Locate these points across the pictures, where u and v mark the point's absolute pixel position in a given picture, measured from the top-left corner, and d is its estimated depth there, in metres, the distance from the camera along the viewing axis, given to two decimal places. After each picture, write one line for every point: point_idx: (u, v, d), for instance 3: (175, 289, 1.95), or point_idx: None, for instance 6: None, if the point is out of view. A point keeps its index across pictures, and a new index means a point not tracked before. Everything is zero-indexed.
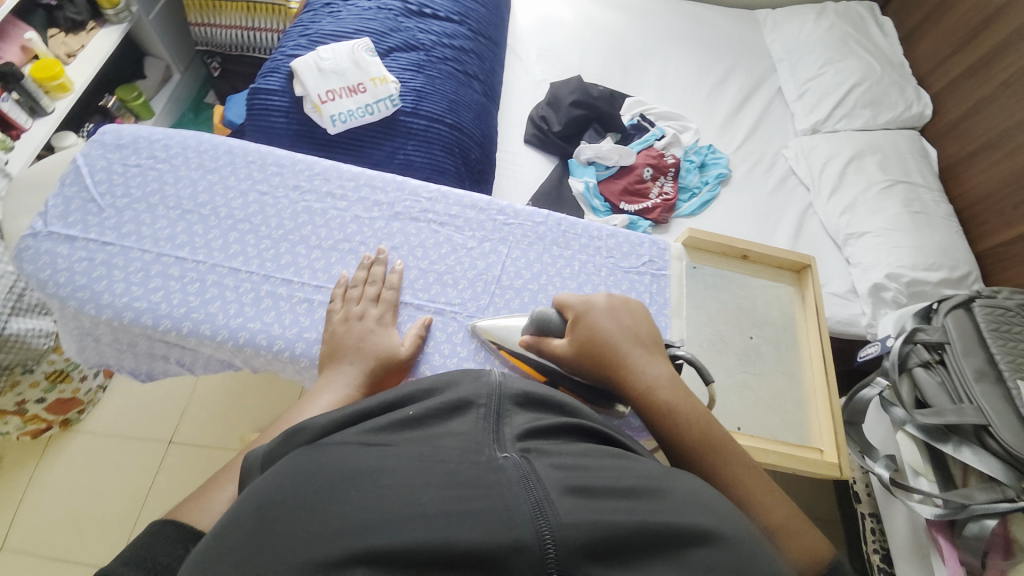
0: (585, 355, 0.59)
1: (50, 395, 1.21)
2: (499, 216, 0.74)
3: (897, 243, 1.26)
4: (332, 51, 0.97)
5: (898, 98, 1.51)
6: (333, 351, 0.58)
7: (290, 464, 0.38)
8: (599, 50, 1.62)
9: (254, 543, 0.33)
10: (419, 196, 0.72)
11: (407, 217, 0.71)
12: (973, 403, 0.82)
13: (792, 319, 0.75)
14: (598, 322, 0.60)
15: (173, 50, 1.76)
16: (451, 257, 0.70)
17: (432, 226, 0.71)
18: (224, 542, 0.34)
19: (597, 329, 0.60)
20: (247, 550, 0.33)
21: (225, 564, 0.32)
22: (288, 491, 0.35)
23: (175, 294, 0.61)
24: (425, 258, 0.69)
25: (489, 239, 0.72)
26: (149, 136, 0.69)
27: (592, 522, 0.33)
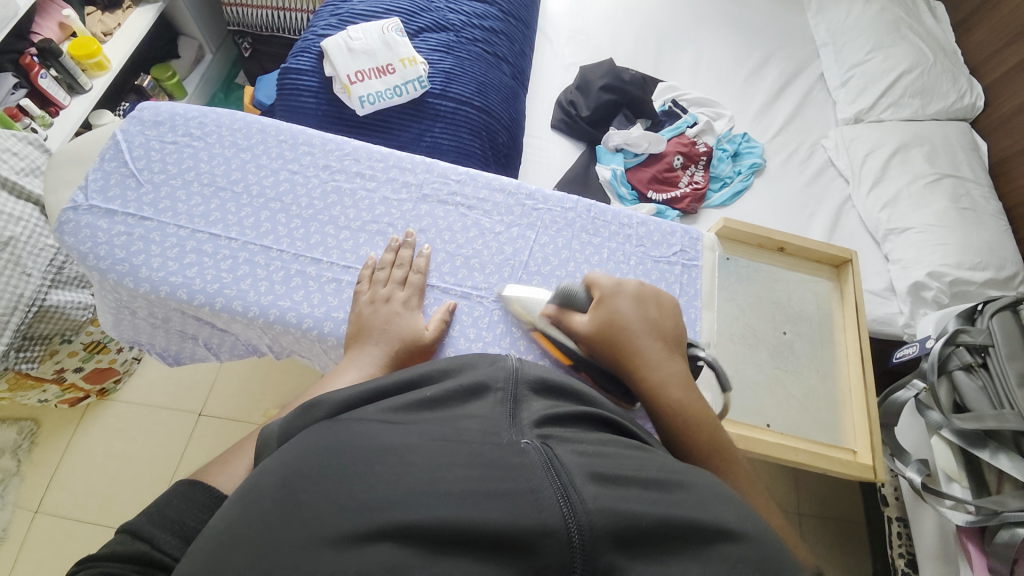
0: (605, 338, 0.58)
1: (88, 365, 1.25)
2: (528, 200, 0.73)
3: (942, 240, 1.20)
4: (362, 31, 0.97)
5: (951, 87, 1.43)
6: (359, 331, 0.58)
7: (311, 440, 0.37)
8: (632, 33, 1.57)
9: (276, 516, 0.32)
10: (448, 178, 0.72)
11: (435, 200, 0.71)
12: (1015, 408, 0.79)
13: (828, 315, 0.72)
14: (622, 305, 0.59)
15: (206, 30, 1.78)
16: (478, 241, 0.70)
17: (460, 210, 0.71)
18: (248, 512, 0.34)
19: (621, 314, 0.59)
20: (269, 523, 0.32)
21: (247, 537, 0.32)
22: (311, 465, 0.35)
23: (209, 270, 0.61)
24: (452, 241, 0.69)
25: (517, 224, 0.71)
26: (185, 113, 0.70)
27: (619, 511, 0.32)
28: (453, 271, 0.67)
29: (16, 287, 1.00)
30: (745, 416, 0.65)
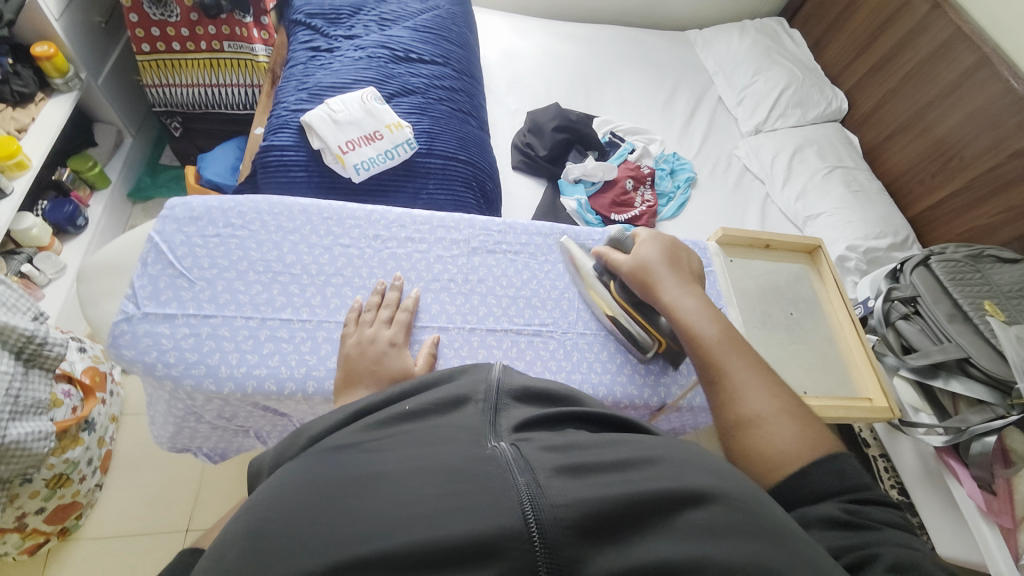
0: (636, 272, 0.73)
1: (50, 503, 1.12)
2: (563, 239, 0.85)
3: (849, 219, 1.46)
4: (343, 103, 1.01)
5: (820, 97, 1.77)
6: (348, 378, 0.60)
7: (294, 481, 0.42)
8: (561, 77, 1.74)
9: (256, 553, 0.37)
10: (490, 230, 0.82)
11: (483, 250, 0.80)
12: (952, 340, 0.98)
13: (817, 291, 0.86)
14: (644, 247, 0.74)
15: (123, 113, 1.68)
16: (533, 281, 0.80)
17: (508, 256, 0.81)
18: (229, 554, 0.38)
19: (646, 256, 0.73)
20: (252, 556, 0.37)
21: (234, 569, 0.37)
22: (292, 505, 0.40)
23: (293, 355, 0.65)
24: (511, 285, 0.79)
25: (561, 261, 0.83)
26: (220, 205, 0.73)
27: (581, 498, 0.39)
28: (519, 312, 0.77)
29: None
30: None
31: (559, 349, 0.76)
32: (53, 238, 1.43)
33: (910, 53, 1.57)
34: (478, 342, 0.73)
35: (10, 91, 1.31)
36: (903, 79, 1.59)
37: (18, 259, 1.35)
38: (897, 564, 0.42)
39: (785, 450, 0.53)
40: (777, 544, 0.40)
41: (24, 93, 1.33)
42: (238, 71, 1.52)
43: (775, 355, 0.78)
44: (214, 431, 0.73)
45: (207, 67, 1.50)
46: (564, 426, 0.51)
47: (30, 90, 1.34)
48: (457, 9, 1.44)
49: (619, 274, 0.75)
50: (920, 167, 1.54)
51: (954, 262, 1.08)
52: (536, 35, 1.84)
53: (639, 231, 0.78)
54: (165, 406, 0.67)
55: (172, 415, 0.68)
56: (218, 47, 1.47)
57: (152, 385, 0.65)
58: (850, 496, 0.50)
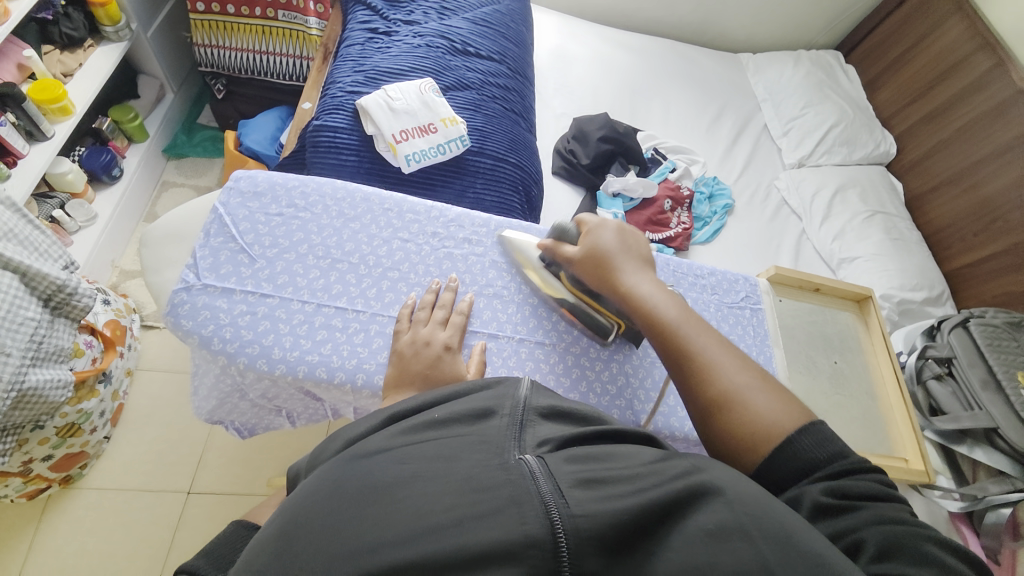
0: (586, 256, 0.70)
1: (58, 451, 1.13)
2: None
3: (885, 267, 1.44)
4: (400, 91, 1.00)
5: (869, 138, 1.74)
6: (400, 378, 0.60)
7: (323, 487, 0.43)
8: (608, 85, 1.72)
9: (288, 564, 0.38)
10: None
11: None
12: (983, 409, 0.98)
13: (863, 342, 0.85)
14: (596, 231, 0.72)
15: (168, 68, 1.67)
16: None
17: None
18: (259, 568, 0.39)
19: (600, 239, 0.71)
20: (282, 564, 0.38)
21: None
22: (320, 511, 0.40)
23: (345, 346, 0.65)
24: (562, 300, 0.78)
25: None
26: (285, 182, 0.72)
27: (603, 512, 0.38)
28: (569, 328, 0.76)
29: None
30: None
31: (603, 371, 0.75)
32: (88, 186, 1.43)
33: (967, 106, 1.54)
34: (528, 355, 0.72)
35: (60, 34, 1.32)
36: (957, 132, 1.56)
37: (51, 203, 1.35)
38: (883, 547, 0.42)
39: (768, 421, 0.54)
40: (789, 552, 0.38)
41: (73, 37, 1.34)
42: (290, 42, 1.50)
43: (819, 405, 0.77)
44: (252, 408, 0.72)
45: (258, 33, 1.49)
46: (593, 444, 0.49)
47: (80, 34, 1.35)
48: (517, 7, 1.41)
49: (569, 265, 0.72)
50: (963, 224, 1.52)
51: (993, 327, 1.07)
52: (590, 40, 1.81)
53: (586, 219, 0.74)
54: (211, 381, 0.67)
55: (217, 390, 0.67)
56: (272, 15, 1.46)
57: (204, 359, 0.65)
58: (835, 473, 0.50)
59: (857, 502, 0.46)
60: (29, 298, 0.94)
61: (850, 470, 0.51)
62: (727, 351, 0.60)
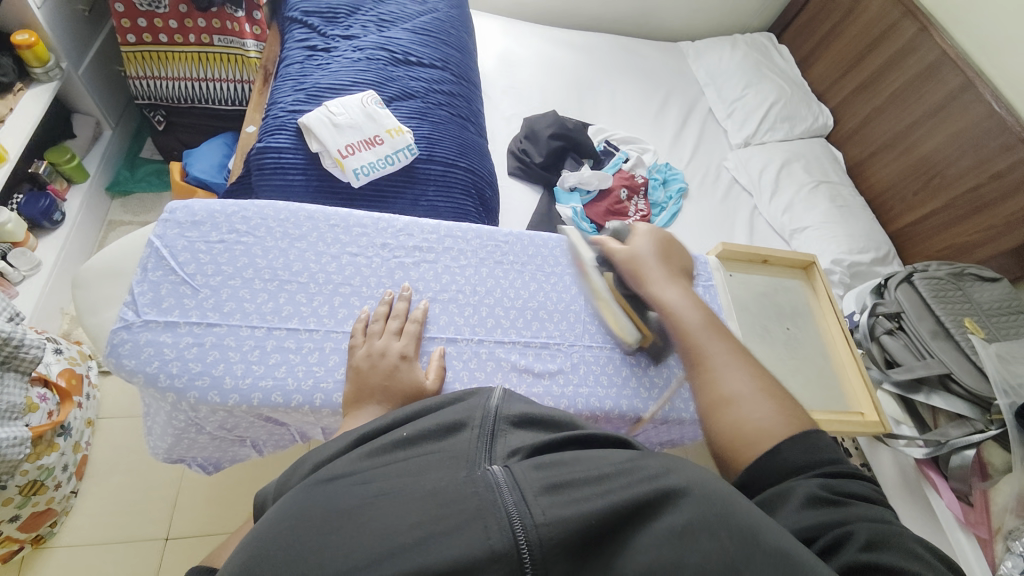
0: (626, 263, 0.74)
1: (24, 511, 1.07)
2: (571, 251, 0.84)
3: (834, 233, 1.51)
4: (343, 106, 0.99)
5: (808, 112, 1.82)
6: (358, 393, 0.60)
7: (285, 514, 0.41)
8: (555, 83, 1.75)
9: None
10: (497, 240, 0.82)
11: (492, 261, 0.80)
12: (935, 356, 1.04)
13: (811, 306, 0.89)
14: (637, 240, 0.76)
15: (103, 104, 1.62)
16: (539, 293, 0.80)
17: (515, 267, 0.81)
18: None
19: (637, 248, 0.75)
20: None
21: None
22: (279, 542, 0.39)
23: (300, 367, 0.64)
24: (518, 297, 0.79)
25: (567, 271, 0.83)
26: (224, 209, 0.71)
27: (567, 517, 0.39)
28: (527, 323, 0.77)
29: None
30: None
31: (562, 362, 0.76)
32: (28, 233, 1.37)
33: (897, 74, 1.63)
34: (488, 354, 0.73)
35: None
36: (889, 99, 1.65)
37: None
38: (871, 539, 0.42)
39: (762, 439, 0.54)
40: (753, 546, 0.38)
41: (3, 83, 1.28)
42: (229, 67, 1.48)
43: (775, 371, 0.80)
44: (212, 441, 0.70)
45: (196, 60, 1.46)
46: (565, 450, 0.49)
47: (9, 79, 1.28)
48: (456, 13, 1.42)
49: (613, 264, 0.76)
50: (902, 185, 1.60)
51: (937, 279, 1.14)
52: (533, 40, 1.84)
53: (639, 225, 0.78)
54: (165, 418, 0.65)
55: (171, 427, 0.65)
56: (208, 41, 1.43)
57: (153, 397, 0.63)
58: (832, 470, 0.50)
59: (847, 499, 0.47)
60: None
61: (848, 473, 0.50)
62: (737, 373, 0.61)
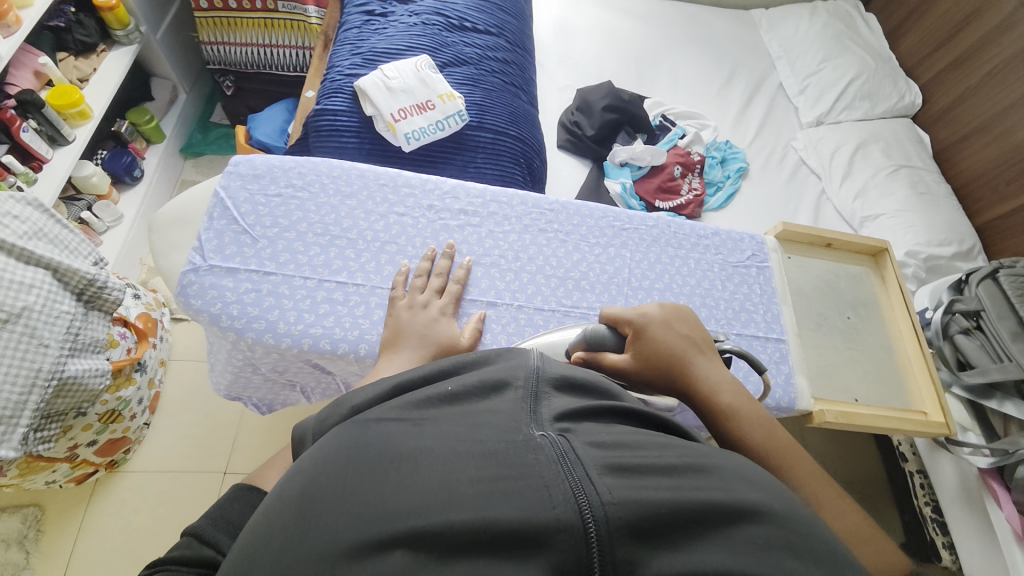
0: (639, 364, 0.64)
1: (102, 437, 1.20)
2: (617, 223, 0.81)
3: (911, 222, 1.38)
4: (397, 70, 1.00)
5: (892, 89, 1.65)
6: (397, 338, 0.62)
7: (338, 446, 0.40)
8: (613, 54, 1.68)
9: (292, 530, 0.35)
10: (542, 208, 0.81)
11: (535, 229, 0.79)
12: (1014, 360, 0.94)
13: (877, 297, 0.82)
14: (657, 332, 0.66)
15: (179, 69, 1.72)
16: (582, 264, 0.78)
17: (559, 236, 0.79)
18: (271, 518, 0.37)
19: (655, 343, 0.65)
20: (286, 537, 0.35)
21: (266, 552, 0.35)
22: (333, 477, 0.38)
23: (347, 318, 0.67)
24: (560, 267, 0.77)
25: (612, 243, 0.80)
26: (281, 165, 0.74)
27: (637, 500, 0.35)
28: (569, 293, 0.76)
29: (32, 361, 0.93)
30: (833, 394, 0.73)
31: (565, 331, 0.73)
32: (111, 186, 1.49)
33: (997, 48, 1.44)
34: (526, 320, 0.73)
35: (74, 41, 1.38)
36: (986, 77, 1.46)
37: (78, 205, 1.41)
38: None
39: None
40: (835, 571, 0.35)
41: (87, 43, 1.40)
42: (293, 33, 1.52)
43: (830, 361, 0.75)
44: (266, 383, 0.75)
45: (261, 26, 1.51)
46: (608, 420, 0.46)
47: (92, 40, 1.40)
48: None
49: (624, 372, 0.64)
50: (994, 173, 1.43)
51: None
52: (592, 8, 1.77)
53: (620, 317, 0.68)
54: (225, 356, 0.70)
55: (230, 364, 0.70)
56: (273, 7, 1.47)
57: (215, 336, 0.67)
58: None
59: None
60: (62, 292, 1.01)
61: None
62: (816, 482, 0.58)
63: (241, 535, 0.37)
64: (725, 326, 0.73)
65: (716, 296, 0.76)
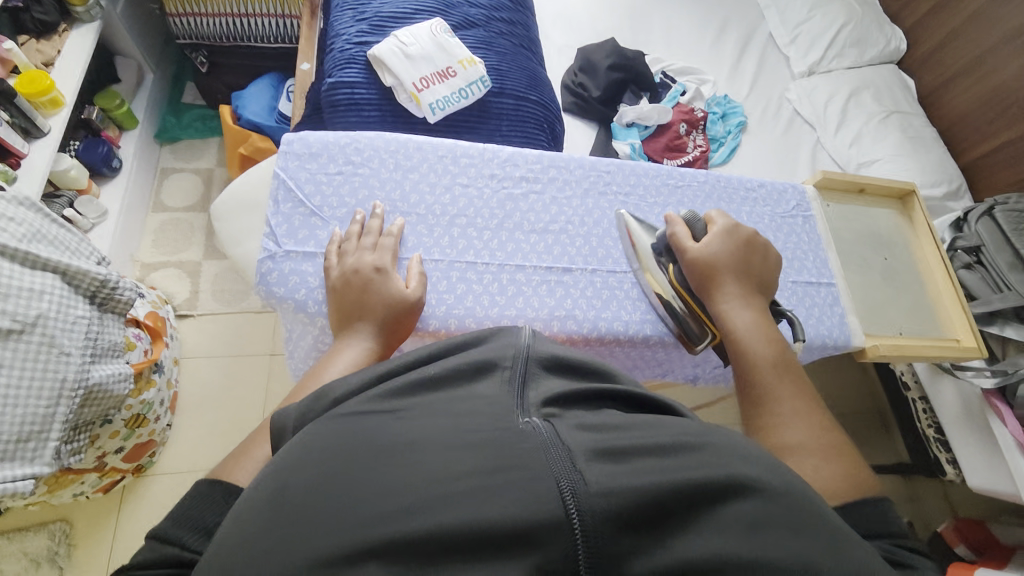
0: (702, 265, 0.71)
1: (129, 442, 1.16)
2: (670, 180, 0.84)
3: (905, 166, 1.45)
4: (413, 36, 0.95)
5: (879, 35, 1.68)
6: (341, 312, 0.62)
7: (326, 446, 0.40)
8: (607, 10, 1.64)
9: (277, 531, 0.35)
10: (600, 170, 0.84)
11: (595, 192, 0.82)
12: (1013, 288, 1.02)
13: (908, 236, 0.89)
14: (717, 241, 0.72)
15: (143, 47, 1.57)
16: (644, 223, 0.81)
17: (619, 198, 0.83)
18: (252, 516, 0.37)
19: (724, 249, 0.72)
20: (270, 539, 0.35)
21: (252, 553, 0.35)
22: (315, 480, 0.38)
23: (433, 295, 0.70)
24: (625, 228, 0.81)
25: (669, 201, 0.83)
26: (337, 141, 0.76)
27: (623, 486, 0.35)
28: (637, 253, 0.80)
29: (55, 371, 0.86)
30: (882, 330, 0.80)
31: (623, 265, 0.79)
32: (90, 180, 1.39)
33: None
34: (602, 284, 0.78)
35: (32, 20, 1.24)
36: (969, 19, 1.51)
37: (60, 203, 1.31)
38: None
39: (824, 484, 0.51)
40: (831, 544, 0.36)
41: (46, 23, 1.25)
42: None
43: (875, 301, 0.82)
44: None
45: None
46: (598, 404, 0.46)
47: (52, 19, 1.26)
48: None
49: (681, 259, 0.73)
50: (977, 114, 1.50)
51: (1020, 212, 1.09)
52: None
53: (717, 217, 0.75)
54: (311, 340, 0.70)
55: (316, 350, 0.71)
56: None
57: (299, 322, 0.69)
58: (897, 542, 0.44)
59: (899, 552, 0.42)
60: (75, 296, 0.93)
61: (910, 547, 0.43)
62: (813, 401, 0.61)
63: (224, 537, 0.37)
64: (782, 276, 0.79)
65: (770, 247, 0.81)
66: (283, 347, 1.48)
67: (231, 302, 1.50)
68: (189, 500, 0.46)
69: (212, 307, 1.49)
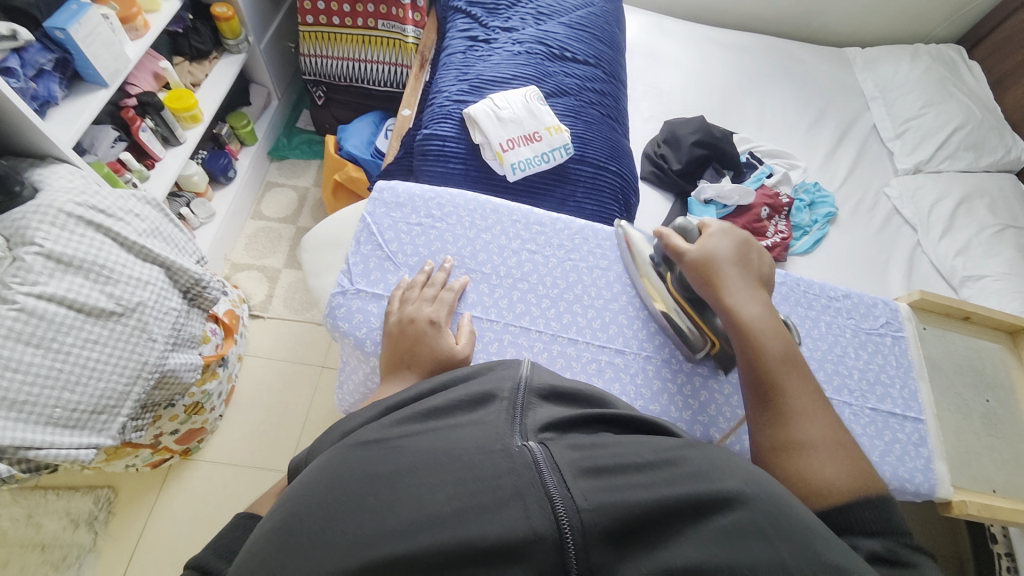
0: (695, 262, 0.72)
1: (183, 426, 1.25)
2: None
3: (1020, 288, 1.29)
4: (507, 100, 1.01)
5: (999, 142, 1.55)
6: (392, 359, 0.64)
7: (329, 470, 0.41)
8: (700, 87, 1.65)
9: (283, 557, 0.36)
10: None
11: None
12: None
13: (1017, 379, 0.85)
14: (714, 240, 0.72)
15: (275, 77, 1.80)
16: None
17: None
18: (257, 550, 0.37)
19: (716, 249, 0.72)
20: (276, 564, 0.36)
21: None
22: (314, 502, 0.39)
23: (483, 354, 0.73)
24: None
25: None
26: (422, 194, 0.83)
27: (611, 503, 0.37)
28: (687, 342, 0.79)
29: (140, 353, 0.93)
30: (977, 486, 0.75)
31: (622, 275, 0.83)
32: (208, 185, 1.58)
33: None
34: (653, 372, 0.78)
35: (190, 47, 1.46)
36: None
37: (179, 201, 1.50)
38: None
39: (834, 484, 0.54)
40: (803, 552, 0.36)
41: (201, 50, 1.48)
42: (387, 50, 1.57)
43: (972, 446, 0.78)
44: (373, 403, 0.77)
45: (359, 43, 1.57)
46: (595, 429, 0.47)
47: (206, 47, 1.49)
48: (610, 7, 1.37)
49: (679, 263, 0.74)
50: None
51: None
52: (681, 39, 1.75)
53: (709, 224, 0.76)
54: (363, 375, 0.74)
55: (368, 383, 0.74)
56: (372, 25, 1.54)
57: (354, 357, 0.74)
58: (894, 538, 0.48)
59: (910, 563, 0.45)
60: (172, 289, 1.01)
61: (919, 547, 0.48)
62: (816, 398, 0.60)
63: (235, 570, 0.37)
64: (861, 399, 0.75)
65: (850, 365, 0.77)
66: (333, 361, 1.55)
67: (298, 311, 1.61)
68: (227, 535, 0.48)
69: (281, 313, 1.60)
